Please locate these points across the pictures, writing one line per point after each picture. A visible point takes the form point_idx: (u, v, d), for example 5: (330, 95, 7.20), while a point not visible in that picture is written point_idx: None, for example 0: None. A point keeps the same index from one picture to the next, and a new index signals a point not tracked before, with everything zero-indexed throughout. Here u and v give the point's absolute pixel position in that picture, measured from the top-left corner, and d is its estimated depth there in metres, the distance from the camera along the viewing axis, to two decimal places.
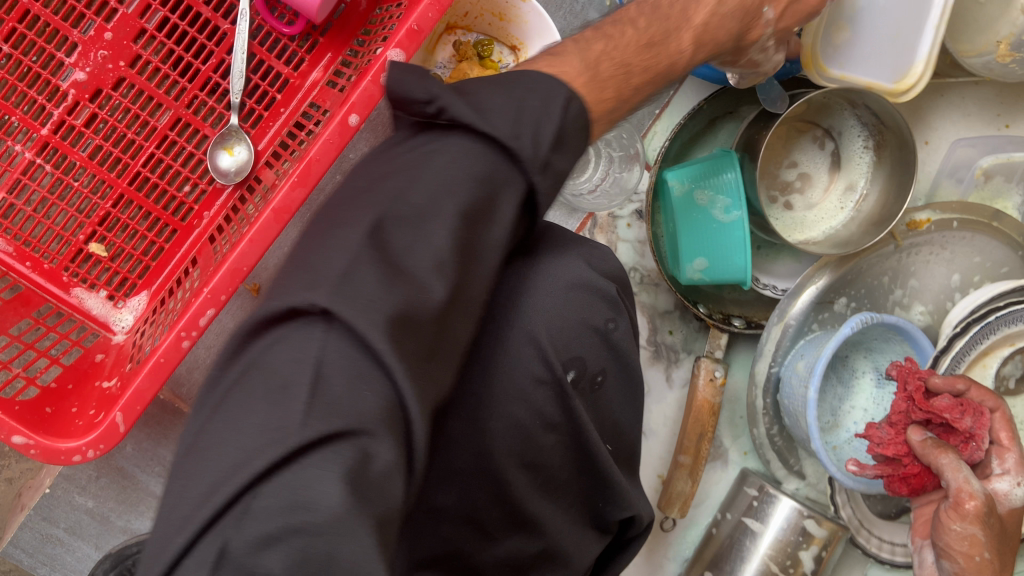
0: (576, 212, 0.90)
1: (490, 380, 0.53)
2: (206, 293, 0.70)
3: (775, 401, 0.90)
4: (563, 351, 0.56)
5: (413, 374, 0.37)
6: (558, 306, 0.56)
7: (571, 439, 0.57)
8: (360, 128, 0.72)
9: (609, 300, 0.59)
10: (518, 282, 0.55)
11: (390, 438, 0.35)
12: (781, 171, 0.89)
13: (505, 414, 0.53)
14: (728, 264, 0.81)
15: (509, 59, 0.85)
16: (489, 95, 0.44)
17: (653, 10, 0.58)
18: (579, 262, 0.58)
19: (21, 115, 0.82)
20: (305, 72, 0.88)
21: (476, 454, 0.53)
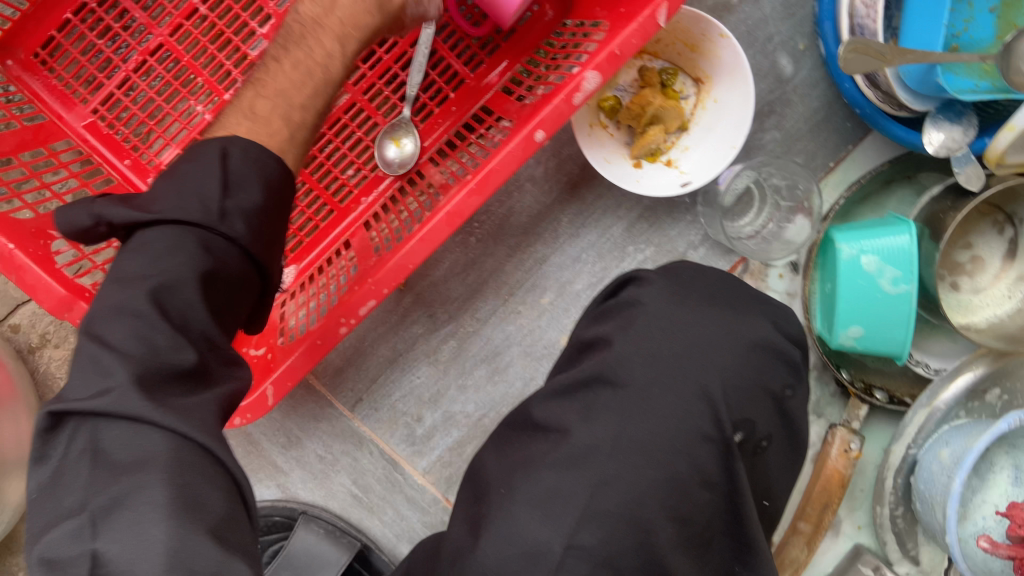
0: (729, 254, 0.87)
1: (660, 429, 0.54)
2: (370, 282, 0.70)
3: (906, 483, 0.86)
4: (732, 411, 0.56)
5: (182, 416, 0.44)
6: (737, 365, 0.56)
7: (726, 504, 0.55)
8: (543, 144, 0.70)
9: (788, 366, 0.60)
10: (700, 336, 0.57)
11: (207, 485, 0.42)
12: (951, 251, 0.83)
13: (664, 464, 0.53)
14: (886, 337, 0.79)
15: (691, 91, 0.83)
16: (161, 199, 0.54)
17: (289, 38, 0.66)
18: (765, 324, 0.60)
19: (206, 77, 0.85)
20: (482, 74, 0.87)
21: (626, 497, 0.52)
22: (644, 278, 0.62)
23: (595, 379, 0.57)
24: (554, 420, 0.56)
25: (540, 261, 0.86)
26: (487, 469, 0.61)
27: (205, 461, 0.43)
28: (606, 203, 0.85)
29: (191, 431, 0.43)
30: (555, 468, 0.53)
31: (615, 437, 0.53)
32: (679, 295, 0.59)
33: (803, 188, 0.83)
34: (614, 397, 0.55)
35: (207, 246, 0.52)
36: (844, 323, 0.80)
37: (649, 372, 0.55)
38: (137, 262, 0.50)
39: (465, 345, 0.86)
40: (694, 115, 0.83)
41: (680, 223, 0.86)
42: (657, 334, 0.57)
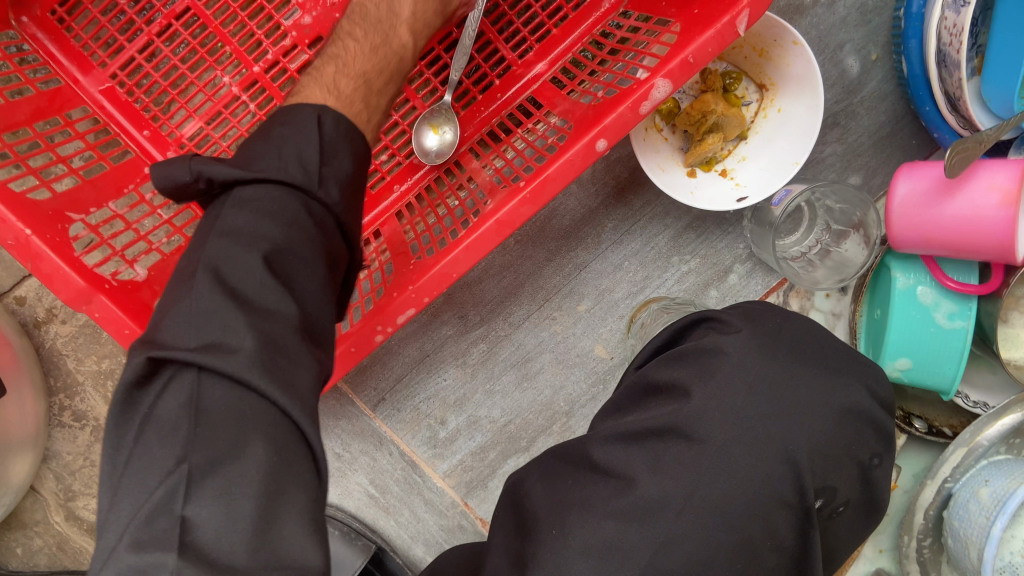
0: (769, 277, 0.83)
1: (733, 495, 0.50)
2: (410, 291, 0.65)
3: (939, 516, 0.84)
4: (817, 477, 0.52)
5: (287, 393, 0.39)
6: (829, 431, 0.53)
7: (794, 569, 0.52)
8: (604, 154, 0.65)
9: (881, 435, 0.56)
10: (790, 395, 0.53)
11: (293, 483, 0.38)
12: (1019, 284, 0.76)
13: (737, 527, 0.50)
14: (937, 370, 0.75)
15: (753, 97, 0.78)
16: (261, 154, 0.50)
17: (365, 17, 0.69)
18: (861, 388, 0.55)
19: (235, 46, 0.79)
20: (530, 63, 0.82)
21: (689, 560, 0.49)
22: (729, 323, 0.57)
23: (667, 429, 0.52)
24: (620, 465, 0.52)
25: (580, 267, 0.82)
26: (533, 499, 0.58)
27: (293, 440, 0.39)
28: (654, 210, 0.81)
29: (293, 409, 0.39)
30: (616, 518, 0.50)
31: (687, 494, 0.50)
32: (767, 350, 0.54)
33: (859, 215, 0.79)
34: (687, 452, 0.51)
35: (310, 208, 0.49)
36: (892, 354, 0.76)
37: (729, 429, 0.51)
38: (240, 220, 0.46)
39: (496, 350, 0.83)
40: (754, 123, 0.78)
41: (729, 235, 0.82)
42: (744, 394, 0.52)
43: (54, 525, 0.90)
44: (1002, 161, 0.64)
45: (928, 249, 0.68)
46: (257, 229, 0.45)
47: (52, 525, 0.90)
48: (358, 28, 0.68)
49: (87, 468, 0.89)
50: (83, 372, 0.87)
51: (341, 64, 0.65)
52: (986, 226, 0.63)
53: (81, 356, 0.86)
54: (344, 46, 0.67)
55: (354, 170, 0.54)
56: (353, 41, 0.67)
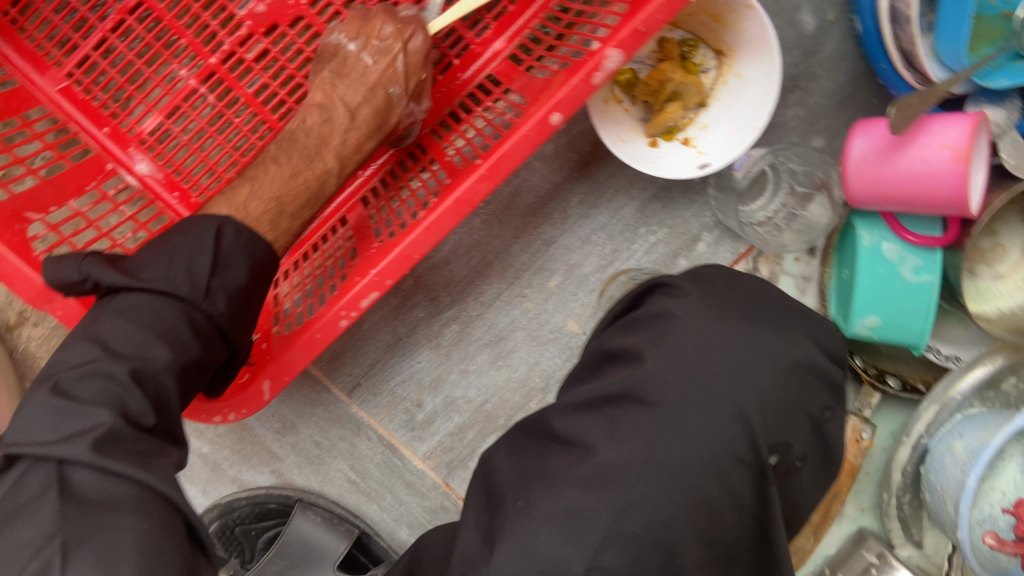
0: (738, 243, 0.83)
1: (688, 451, 0.52)
2: (372, 275, 0.65)
3: (917, 472, 0.85)
4: (769, 436, 0.55)
5: (144, 467, 0.47)
6: (779, 387, 0.55)
7: (754, 525, 0.54)
8: (559, 128, 0.65)
9: (829, 387, 0.59)
10: (739, 354, 0.55)
11: (167, 533, 0.45)
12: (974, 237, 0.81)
13: (694, 487, 0.51)
14: (905, 326, 0.75)
15: (712, 64, 0.78)
16: (145, 257, 0.57)
17: (293, 145, 0.70)
18: (809, 344, 0.58)
19: (191, 38, 0.78)
20: (489, 40, 0.81)
21: (651, 523, 0.50)
22: (679, 289, 0.60)
23: (622, 395, 0.55)
24: (577, 434, 0.55)
25: (548, 243, 0.82)
26: (501, 473, 0.58)
27: (159, 504, 0.46)
28: (619, 182, 0.82)
29: (155, 480, 0.47)
30: (577, 485, 0.52)
31: (644, 458, 0.52)
32: (715, 310, 0.58)
33: (822, 175, 0.80)
34: (642, 415, 0.53)
35: (190, 319, 0.55)
36: (861, 313, 0.76)
37: (679, 391, 0.54)
38: (117, 330, 0.53)
39: (469, 330, 0.83)
40: (714, 90, 0.78)
41: (695, 204, 0.82)
42: (696, 355, 0.55)
43: None
44: (954, 119, 0.66)
45: (885, 205, 0.71)
46: (140, 345, 0.52)
47: None
48: (283, 154, 0.69)
49: None
50: None
51: (256, 187, 0.67)
52: (937, 180, 0.66)
53: None
54: (266, 170, 0.68)
55: (246, 276, 0.60)
56: (275, 167, 0.69)
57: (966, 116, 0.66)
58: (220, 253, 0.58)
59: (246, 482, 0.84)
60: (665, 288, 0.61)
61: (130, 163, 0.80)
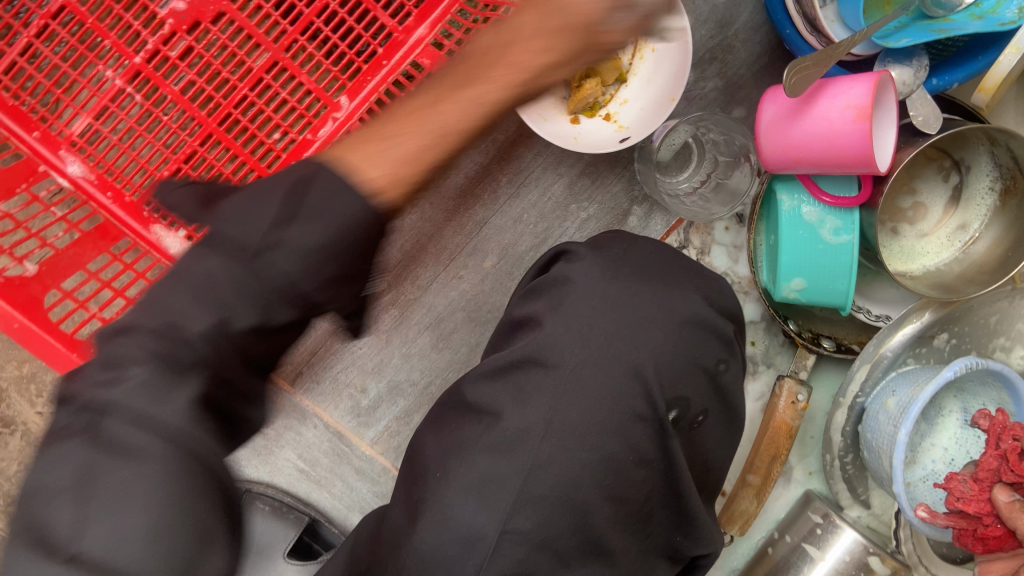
0: (668, 216, 0.85)
1: (590, 409, 0.54)
2: None
3: (855, 430, 0.87)
4: (666, 392, 0.57)
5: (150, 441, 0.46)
6: (669, 345, 0.57)
7: (664, 479, 0.57)
8: (469, 106, 0.67)
9: (722, 340, 0.61)
10: (634, 314, 0.57)
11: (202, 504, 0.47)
12: (896, 197, 0.83)
13: (597, 446, 0.54)
14: (829, 287, 0.77)
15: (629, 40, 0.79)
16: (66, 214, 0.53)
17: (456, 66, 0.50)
18: (697, 298, 0.60)
19: (114, 39, 0.78)
20: (410, 28, 0.82)
21: (561, 484, 0.53)
22: (578, 255, 0.62)
23: (526, 360, 0.56)
24: (486, 402, 0.56)
25: (480, 224, 0.83)
26: (423, 446, 0.60)
27: (195, 469, 0.47)
28: (546, 161, 0.83)
29: (185, 442, 0.47)
30: (486, 452, 0.54)
31: (547, 421, 0.53)
32: (609, 272, 0.59)
33: (740, 142, 0.82)
34: (545, 378, 0.55)
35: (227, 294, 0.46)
36: (786, 275, 0.78)
37: (578, 352, 0.55)
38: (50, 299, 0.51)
39: (408, 314, 0.84)
40: (632, 65, 0.80)
41: (623, 178, 0.84)
42: (596, 318, 0.57)
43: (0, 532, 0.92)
44: (857, 79, 0.67)
45: (799, 168, 0.73)
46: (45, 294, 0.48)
47: None
48: None
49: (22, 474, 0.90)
50: (6, 379, 0.88)
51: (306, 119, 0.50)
52: (843, 141, 0.68)
53: (3, 362, 0.87)
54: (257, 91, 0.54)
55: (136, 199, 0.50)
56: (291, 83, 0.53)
57: (869, 76, 0.67)
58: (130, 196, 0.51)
59: None
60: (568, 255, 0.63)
61: (61, 166, 0.79)
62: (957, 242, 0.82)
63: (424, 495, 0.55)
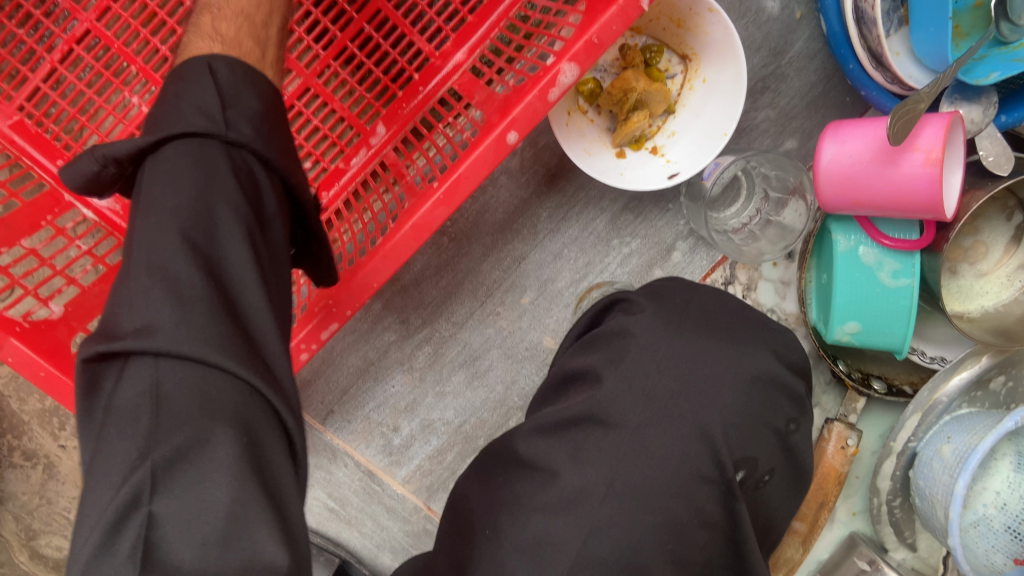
0: (713, 251, 0.82)
1: (652, 476, 0.50)
2: (331, 306, 0.64)
3: (906, 474, 0.83)
4: (733, 450, 0.53)
5: (254, 367, 0.38)
6: (737, 403, 0.53)
7: (726, 544, 0.52)
8: (517, 146, 0.63)
9: (791, 399, 0.57)
10: (695, 370, 0.53)
11: (273, 452, 0.37)
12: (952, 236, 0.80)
13: (661, 507, 0.50)
14: (887, 331, 0.74)
15: (677, 69, 0.76)
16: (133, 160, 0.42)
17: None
18: (767, 356, 0.56)
19: (141, 64, 0.76)
20: (448, 53, 0.79)
21: (620, 547, 0.49)
22: (637, 305, 0.59)
23: (584, 417, 0.53)
24: (541, 457, 0.52)
25: (519, 259, 0.80)
26: (468, 502, 0.57)
27: (261, 410, 0.37)
28: (589, 194, 0.80)
29: (257, 379, 0.37)
30: (538, 509, 0.50)
31: (607, 480, 0.50)
32: (672, 327, 0.56)
33: (794, 181, 0.78)
34: (605, 437, 0.51)
35: (231, 159, 0.42)
36: (841, 318, 0.74)
37: (641, 410, 0.52)
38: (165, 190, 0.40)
39: (442, 351, 0.81)
40: (681, 96, 0.76)
41: (667, 213, 0.81)
42: (658, 369, 0.54)
43: (21, 565, 0.89)
44: (928, 118, 0.64)
45: (859, 210, 0.69)
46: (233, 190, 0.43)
47: (18, 565, 0.89)
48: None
49: (44, 507, 0.88)
50: (28, 412, 0.86)
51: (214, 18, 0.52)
52: (913, 185, 0.64)
53: (24, 396, 0.86)
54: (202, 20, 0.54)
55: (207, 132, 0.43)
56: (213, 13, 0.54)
57: (941, 117, 0.63)
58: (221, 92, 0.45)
59: None
60: (629, 304, 0.60)
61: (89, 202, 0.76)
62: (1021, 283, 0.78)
63: (477, 560, 0.51)
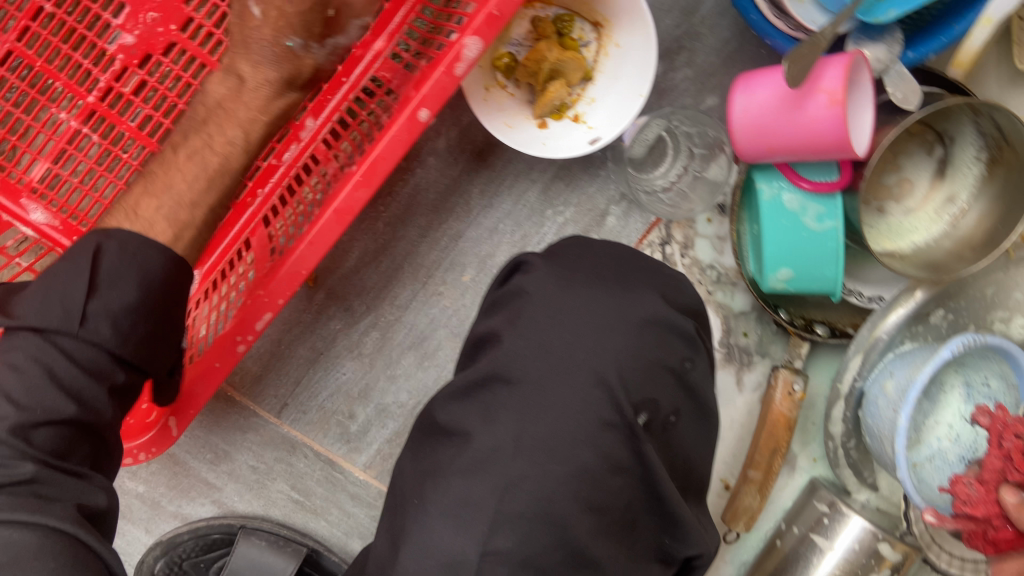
0: (647, 214, 0.83)
1: (559, 419, 0.54)
2: (264, 297, 0.66)
3: (855, 415, 0.85)
4: (631, 393, 0.56)
5: (46, 514, 0.51)
6: (631, 346, 0.56)
7: (642, 485, 0.56)
8: (429, 124, 0.64)
9: (686, 339, 0.59)
10: (592, 319, 0.56)
11: (84, 571, 0.50)
12: (878, 175, 0.81)
13: (569, 458, 0.53)
14: (819, 277, 0.75)
15: (591, 37, 0.77)
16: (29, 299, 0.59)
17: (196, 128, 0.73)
18: (657, 298, 0.59)
19: (64, 80, 0.77)
20: (368, 41, 0.79)
21: (537, 495, 0.52)
22: (531, 264, 0.61)
23: (490, 378, 0.56)
24: (456, 423, 0.56)
25: (455, 237, 0.81)
26: (402, 473, 0.60)
27: (70, 548, 0.50)
28: (517, 168, 0.81)
29: (58, 533, 0.50)
30: (461, 475, 0.53)
31: (516, 438, 0.53)
32: (567, 279, 0.59)
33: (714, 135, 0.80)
34: (510, 395, 0.55)
35: (80, 345, 0.58)
36: (773, 266, 0.77)
37: (541, 366, 0.55)
38: (22, 385, 0.56)
39: (389, 334, 0.82)
40: (597, 63, 0.77)
41: (598, 178, 0.82)
42: (557, 329, 0.56)
43: None
44: (830, 61, 0.65)
45: (775, 156, 0.71)
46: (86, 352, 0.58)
47: None
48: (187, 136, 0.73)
49: None
50: None
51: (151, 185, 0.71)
52: (822, 126, 0.65)
53: None
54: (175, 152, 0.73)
55: (132, 302, 0.60)
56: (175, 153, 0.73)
57: (843, 57, 0.65)
58: (102, 274, 0.60)
59: (187, 516, 0.84)
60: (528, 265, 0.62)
61: (27, 219, 0.78)
62: (948, 216, 0.80)
63: (411, 527, 0.54)
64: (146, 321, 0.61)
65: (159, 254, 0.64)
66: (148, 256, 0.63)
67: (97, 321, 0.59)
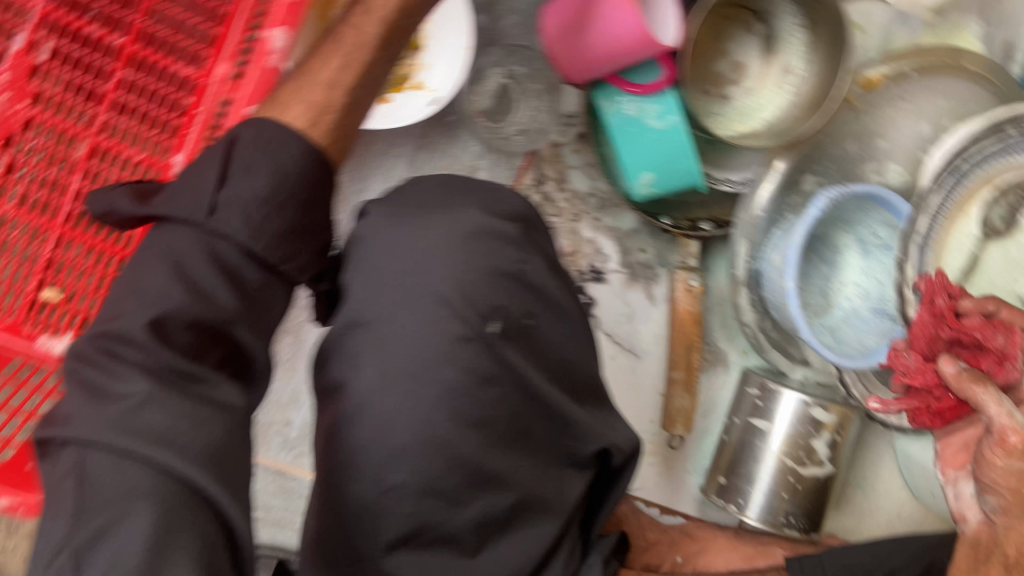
0: (513, 159, 0.96)
1: (409, 347, 0.59)
2: None
3: (760, 295, 0.97)
4: (476, 305, 0.62)
5: (170, 444, 0.47)
6: (461, 260, 0.63)
7: (515, 388, 0.62)
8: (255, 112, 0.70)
9: (509, 242, 0.65)
10: (416, 249, 0.63)
11: (185, 534, 0.45)
12: (713, 64, 0.96)
13: (434, 378, 0.59)
14: (677, 171, 0.83)
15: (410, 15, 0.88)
16: (241, 184, 0.56)
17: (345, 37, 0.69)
18: (474, 211, 0.66)
19: None
20: (210, 68, 0.84)
21: (417, 432, 0.58)
22: (366, 212, 0.67)
23: (347, 326, 0.61)
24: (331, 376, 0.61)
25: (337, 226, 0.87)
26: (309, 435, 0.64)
27: (180, 488, 0.46)
28: (382, 147, 0.93)
29: (179, 466, 0.47)
30: (346, 426, 0.59)
31: (380, 375, 0.59)
32: (393, 216, 0.65)
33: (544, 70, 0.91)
34: (364, 334, 0.60)
35: (211, 240, 0.54)
36: (637, 173, 0.83)
37: (387, 302, 0.61)
38: (152, 280, 0.53)
39: (301, 336, 0.89)
40: (423, 35, 0.88)
41: (458, 140, 0.95)
42: (392, 265, 0.62)
43: None
44: None
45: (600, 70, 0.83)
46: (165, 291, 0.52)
47: None
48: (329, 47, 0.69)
49: None
50: None
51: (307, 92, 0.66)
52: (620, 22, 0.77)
53: None
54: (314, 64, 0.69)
55: (272, 186, 0.56)
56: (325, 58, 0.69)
57: None
58: (236, 164, 0.57)
59: None
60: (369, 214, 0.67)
61: (30, 344, 0.76)
62: (787, 84, 0.95)
63: (323, 491, 0.59)
64: (284, 218, 0.56)
65: (297, 142, 0.60)
66: (286, 144, 0.59)
67: (229, 209, 0.55)
